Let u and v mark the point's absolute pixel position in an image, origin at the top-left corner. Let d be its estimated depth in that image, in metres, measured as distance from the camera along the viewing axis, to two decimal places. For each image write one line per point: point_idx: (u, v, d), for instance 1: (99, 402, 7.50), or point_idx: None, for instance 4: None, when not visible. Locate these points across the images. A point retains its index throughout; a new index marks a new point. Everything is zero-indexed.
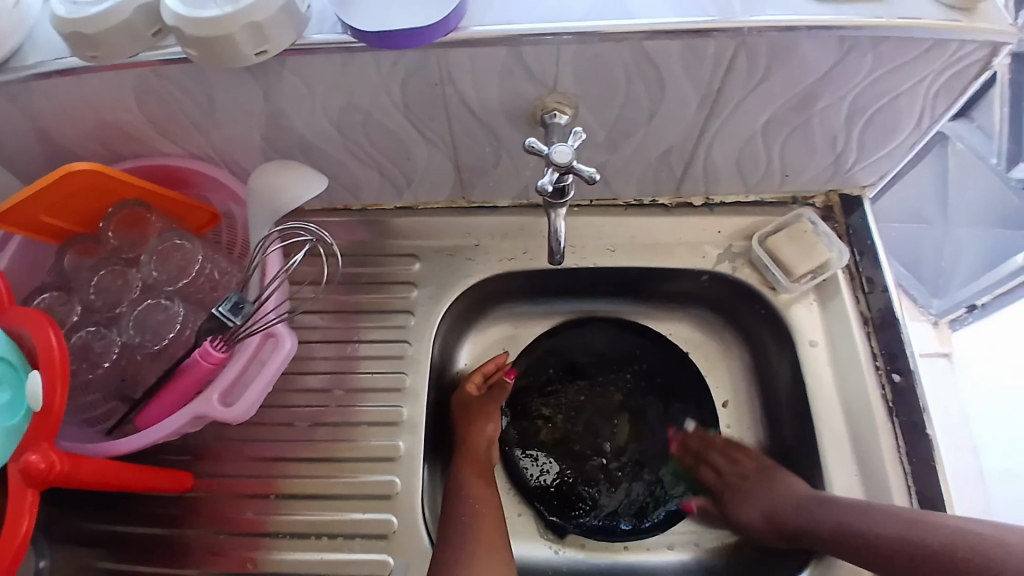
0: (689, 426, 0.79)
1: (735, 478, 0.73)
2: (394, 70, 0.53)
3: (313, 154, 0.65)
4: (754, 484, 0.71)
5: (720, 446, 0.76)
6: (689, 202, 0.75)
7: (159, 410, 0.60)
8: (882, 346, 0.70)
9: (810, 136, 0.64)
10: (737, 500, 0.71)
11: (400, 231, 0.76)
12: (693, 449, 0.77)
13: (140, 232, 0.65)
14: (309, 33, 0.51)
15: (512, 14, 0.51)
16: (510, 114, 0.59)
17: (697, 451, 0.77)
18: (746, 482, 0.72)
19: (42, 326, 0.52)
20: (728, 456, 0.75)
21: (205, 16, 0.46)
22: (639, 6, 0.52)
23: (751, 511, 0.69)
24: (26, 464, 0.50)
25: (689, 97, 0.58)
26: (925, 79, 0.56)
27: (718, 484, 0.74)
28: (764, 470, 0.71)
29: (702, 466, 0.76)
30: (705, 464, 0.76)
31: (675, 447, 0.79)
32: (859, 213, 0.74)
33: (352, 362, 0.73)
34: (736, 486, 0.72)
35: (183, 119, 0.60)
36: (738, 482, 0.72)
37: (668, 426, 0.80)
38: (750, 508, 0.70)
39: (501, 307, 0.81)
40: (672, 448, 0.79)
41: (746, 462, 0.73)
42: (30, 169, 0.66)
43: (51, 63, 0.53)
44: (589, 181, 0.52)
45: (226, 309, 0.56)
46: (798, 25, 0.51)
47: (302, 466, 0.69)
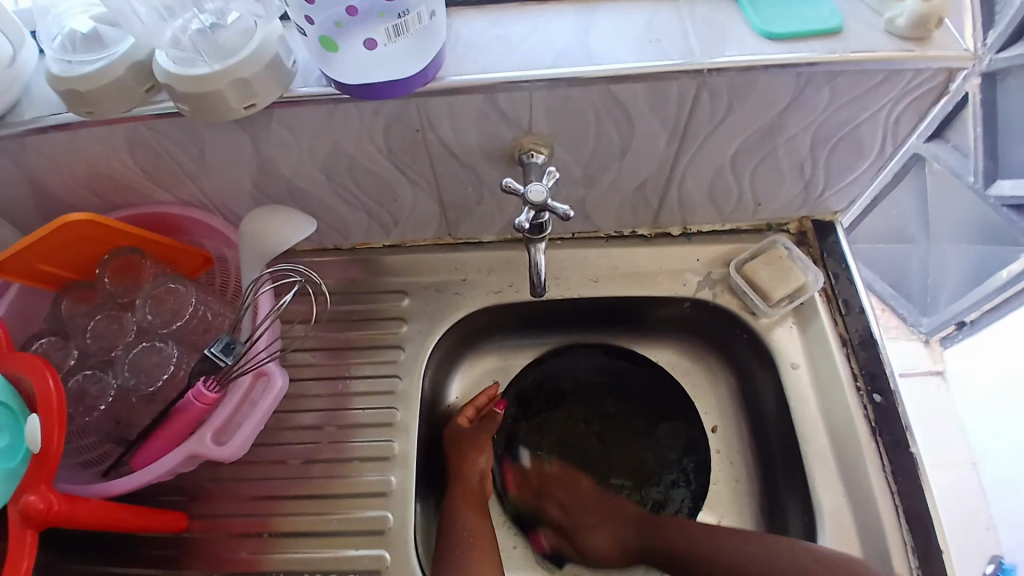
0: (524, 459, 0.81)
1: (578, 511, 0.77)
2: (377, 118, 0.56)
3: (302, 199, 0.67)
4: (592, 513, 0.77)
5: (557, 478, 0.80)
6: (668, 232, 0.78)
7: (153, 451, 0.61)
8: (860, 366, 0.71)
9: (778, 166, 0.67)
10: (586, 529, 0.75)
11: (388, 269, 0.78)
12: (532, 483, 0.80)
13: (133, 279, 0.67)
14: (295, 87, 0.54)
15: (486, 63, 0.54)
16: (489, 155, 0.62)
17: (539, 484, 0.80)
18: (587, 510, 0.77)
19: (39, 372, 0.53)
20: (565, 495, 0.79)
21: (196, 74, 0.49)
22: (605, 52, 0.55)
23: (602, 539, 0.75)
24: (26, 505, 0.51)
25: (658, 134, 0.61)
26: (883, 108, 0.59)
27: (563, 520, 0.77)
28: (598, 502, 0.78)
29: (545, 502, 0.79)
30: (548, 500, 0.79)
31: (513, 488, 0.80)
32: (833, 237, 0.77)
33: (344, 398, 0.74)
34: (577, 522, 0.76)
35: (174, 169, 0.62)
36: (580, 515, 0.77)
37: (505, 467, 0.81)
38: (600, 536, 0.75)
39: (490, 339, 0.83)
40: (510, 491, 0.80)
41: (584, 496, 0.78)
42: (26, 219, 0.68)
43: (46, 118, 0.56)
44: (563, 217, 0.55)
45: (218, 349, 0.60)
46: (755, 65, 0.54)
47: (297, 504, 0.70)
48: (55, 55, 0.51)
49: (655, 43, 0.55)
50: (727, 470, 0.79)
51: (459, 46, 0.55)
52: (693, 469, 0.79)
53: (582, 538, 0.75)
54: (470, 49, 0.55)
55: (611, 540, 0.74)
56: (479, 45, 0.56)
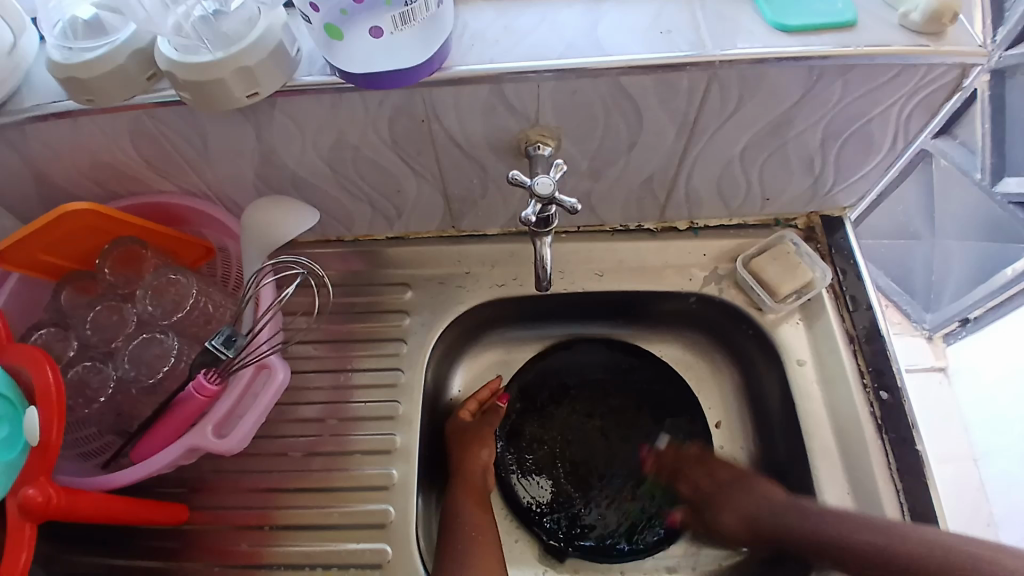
0: (661, 442, 0.79)
1: (713, 490, 0.73)
2: (381, 109, 0.55)
3: (305, 189, 0.66)
4: (729, 492, 0.71)
5: (694, 458, 0.76)
6: (674, 226, 0.77)
7: (153, 444, 0.60)
8: (867, 363, 0.71)
9: (788, 160, 0.66)
10: (716, 505, 0.71)
11: (392, 261, 0.77)
12: (669, 464, 0.77)
13: (135, 269, 0.67)
14: (299, 75, 0.53)
15: (494, 53, 0.53)
16: (495, 147, 0.61)
17: (674, 467, 0.76)
18: (727, 488, 0.71)
19: (39, 364, 0.53)
20: (702, 470, 0.74)
21: (198, 62, 0.48)
22: (614, 43, 0.54)
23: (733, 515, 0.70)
24: (24, 498, 0.51)
25: (666, 127, 0.60)
26: (896, 103, 0.58)
27: (697, 496, 0.73)
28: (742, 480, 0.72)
29: (680, 480, 0.76)
30: (682, 479, 0.75)
31: (648, 466, 0.79)
32: (840, 233, 0.76)
33: (346, 391, 0.73)
34: (715, 496, 0.72)
35: (176, 159, 0.62)
36: (716, 491, 0.72)
37: (641, 446, 0.80)
38: (731, 516, 0.70)
39: (493, 332, 0.83)
40: (647, 468, 0.79)
41: (723, 470, 0.73)
42: (27, 209, 0.67)
43: (46, 106, 0.55)
44: (570, 211, 0.54)
45: (218, 342, 0.59)
46: (767, 58, 0.53)
47: (298, 496, 0.69)
48: (55, 42, 0.51)
49: (665, 34, 0.54)
50: None
51: (466, 36, 0.54)
52: None
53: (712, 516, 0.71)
54: (477, 39, 0.54)
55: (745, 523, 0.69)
56: (486, 34, 0.55)
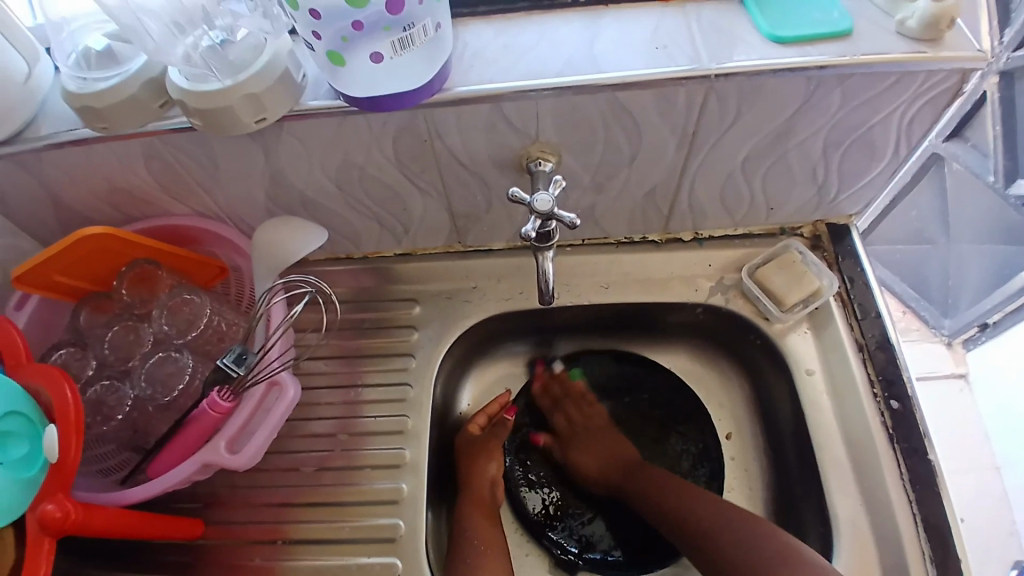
0: (556, 368, 0.84)
1: (581, 428, 0.82)
2: (385, 129, 0.57)
3: (313, 209, 0.68)
4: (597, 437, 0.81)
5: (578, 395, 0.84)
6: (679, 236, 0.77)
7: (167, 461, 0.62)
8: (877, 371, 0.70)
9: (790, 169, 0.66)
10: (581, 445, 0.81)
11: (401, 276, 0.78)
12: (555, 393, 0.84)
13: (149, 289, 0.68)
14: (306, 100, 0.54)
15: (494, 73, 0.55)
16: (497, 163, 0.62)
17: (557, 396, 0.84)
18: (593, 433, 0.82)
19: (57, 381, 0.55)
20: (578, 408, 0.84)
21: (207, 89, 0.50)
22: (611, 60, 0.55)
23: (590, 457, 0.80)
24: (43, 514, 0.52)
25: (666, 140, 0.60)
26: (896, 111, 0.59)
27: (566, 429, 0.82)
28: (605, 429, 0.83)
29: (556, 412, 0.84)
30: (558, 411, 0.84)
31: (536, 385, 0.85)
32: (847, 241, 0.76)
33: (356, 406, 0.74)
34: (577, 435, 0.82)
35: (188, 182, 0.63)
36: (582, 432, 0.82)
37: (537, 363, 0.85)
38: (591, 457, 0.80)
39: (500, 346, 0.83)
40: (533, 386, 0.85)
41: (596, 417, 0.83)
42: (45, 232, 0.69)
43: (63, 134, 0.57)
44: (570, 225, 0.55)
45: (231, 360, 0.60)
46: (764, 70, 0.53)
47: (308, 511, 0.70)
48: (70, 72, 0.53)
49: (662, 49, 0.55)
50: (743, 478, 0.78)
51: (467, 57, 0.56)
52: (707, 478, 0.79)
53: (570, 453, 0.80)
54: (477, 59, 0.56)
55: (599, 463, 0.79)
56: (486, 54, 0.56)
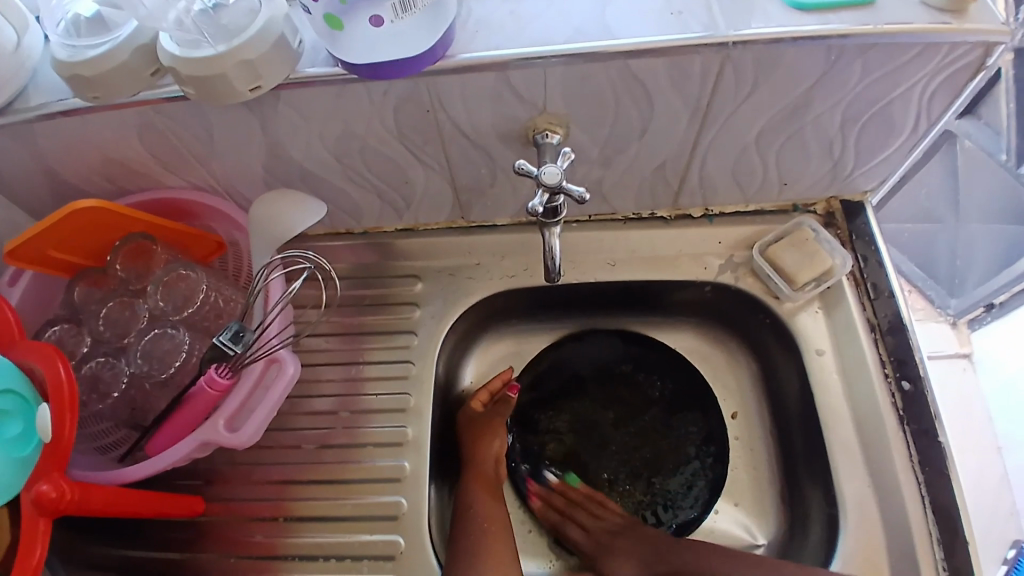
0: (551, 480, 0.78)
1: (604, 535, 0.73)
2: (385, 99, 0.54)
3: (313, 182, 0.66)
4: (625, 539, 0.73)
5: (584, 499, 0.76)
6: (688, 213, 0.75)
7: (167, 438, 0.61)
8: (888, 352, 0.69)
9: (805, 144, 0.64)
10: (614, 552, 0.72)
11: (403, 252, 0.77)
12: (556, 505, 0.76)
13: (145, 263, 0.66)
14: (302, 67, 0.52)
15: (499, 40, 0.52)
16: (502, 135, 0.60)
17: (561, 507, 0.76)
18: (619, 536, 0.74)
19: (51, 359, 0.53)
20: (591, 511, 0.75)
21: (199, 56, 0.48)
22: (622, 26, 0.52)
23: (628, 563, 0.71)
24: (38, 494, 0.52)
25: (679, 111, 0.58)
26: (918, 83, 0.56)
27: (586, 543, 0.73)
28: (628, 529, 0.74)
29: (568, 524, 0.74)
30: (569, 521, 0.74)
31: (536, 502, 0.77)
32: (861, 218, 0.73)
33: (358, 384, 0.73)
34: (606, 545, 0.73)
35: (183, 154, 0.61)
36: (607, 539, 0.73)
37: (530, 481, 0.78)
38: (628, 561, 0.71)
39: (503, 324, 0.82)
40: (533, 505, 0.77)
41: (612, 518, 0.75)
42: (38, 205, 0.67)
43: (53, 104, 0.55)
44: (579, 201, 0.53)
45: (226, 338, 0.59)
46: (783, 38, 0.51)
47: (312, 489, 0.70)
48: (59, 40, 0.50)
49: (676, 15, 0.53)
50: (748, 457, 0.77)
51: (471, 22, 0.53)
52: (713, 458, 0.77)
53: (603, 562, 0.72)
54: (482, 25, 0.53)
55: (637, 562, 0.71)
56: (491, 19, 0.53)
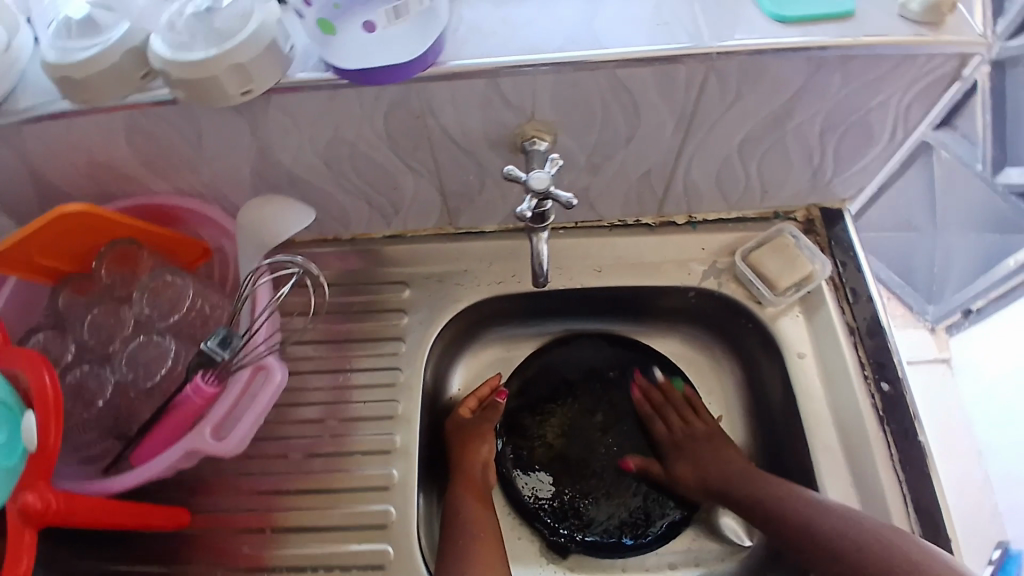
0: (658, 377, 0.82)
1: (686, 438, 0.78)
2: (376, 105, 0.55)
3: (302, 188, 0.66)
4: (701, 446, 0.77)
5: (681, 401, 0.80)
6: (673, 220, 0.76)
7: (153, 446, 0.60)
8: (869, 355, 0.70)
9: (787, 152, 0.65)
10: (687, 456, 0.77)
11: (391, 259, 0.77)
12: (654, 400, 0.81)
13: (131, 269, 0.66)
14: (293, 72, 0.52)
15: (489, 47, 0.53)
16: (492, 142, 0.60)
17: (658, 404, 0.81)
18: (697, 443, 0.77)
19: (37, 366, 0.52)
20: (681, 415, 0.79)
21: (190, 59, 0.48)
22: (610, 35, 0.54)
23: (692, 470, 0.76)
24: (23, 504, 0.51)
25: (665, 119, 0.59)
26: (895, 93, 0.58)
27: (667, 439, 0.79)
28: (712, 436, 0.78)
29: (657, 419, 0.81)
30: (659, 417, 0.80)
31: (637, 392, 0.82)
32: (841, 225, 0.75)
33: (345, 391, 0.73)
34: (683, 445, 0.77)
35: (171, 158, 0.61)
36: (688, 441, 0.78)
37: (638, 372, 0.83)
38: (691, 468, 0.76)
39: (491, 330, 0.82)
40: (634, 394, 0.83)
41: (704, 424, 0.79)
42: (21, 210, 0.66)
43: (41, 106, 0.54)
44: (567, 205, 0.54)
45: (214, 344, 0.58)
46: (766, 49, 0.52)
47: (299, 498, 0.69)
48: (49, 41, 0.50)
49: (663, 26, 0.54)
50: None
51: (462, 30, 0.54)
52: None
53: (673, 464, 0.77)
54: (472, 33, 0.54)
55: (699, 471, 0.75)
56: (480, 27, 0.54)
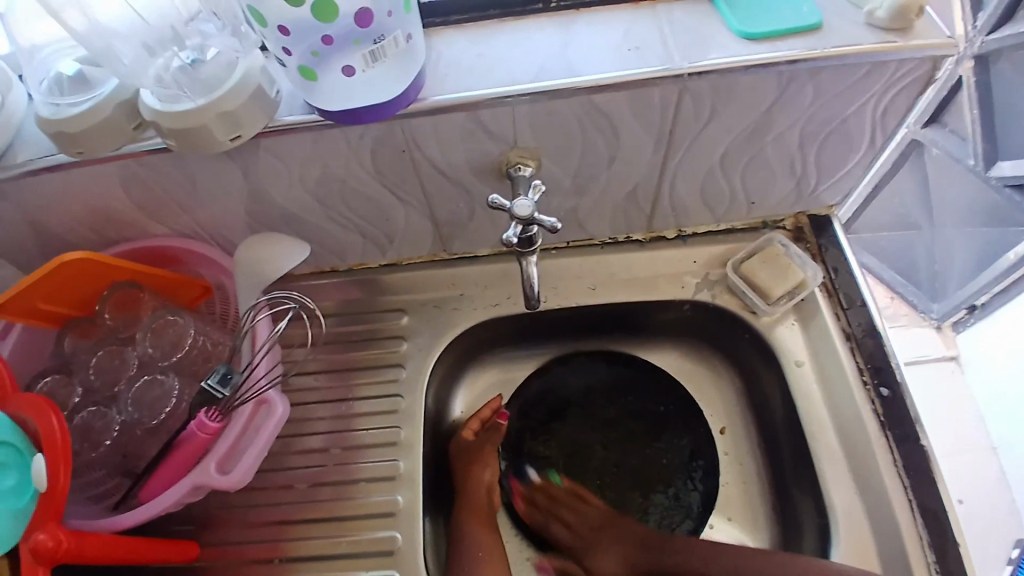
0: (534, 477, 0.80)
1: (589, 531, 0.75)
2: (362, 142, 0.56)
3: (296, 224, 0.68)
4: (604, 537, 0.75)
5: (567, 497, 0.77)
6: (663, 235, 0.77)
7: (159, 483, 0.61)
8: (866, 360, 0.70)
9: (769, 163, 0.66)
10: (596, 548, 0.74)
11: (388, 288, 0.78)
12: (540, 502, 0.78)
13: (134, 313, 0.68)
14: (281, 116, 0.54)
15: (468, 81, 0.55)
16: (477, 171, 0.62)
17: (548, 505, 0.78)
18: (602, 532, 0.75)
19: (44, 410, 0.54)
20: (573, 509, 0.76)
21: (180, 110, 0.50)
22: (583, 63, 0.55)
23: (613, 560, 0.74)
24: (35, 543, 0.52)
25: (644, 140, 0.60)
26: (869, 100, 0.59)
27: (569, 541, 0.75)
28: (612, 523, 0.76)
29: (551, 522, 0.76)
30: (555, 519, 0.76)
31: (518, 500, 0.79)
32: (830, 232, 0.76)
33: (349, 420, 0.74)
34: (588, 539, 0.75)
35: (168, 203, 0.63)
36: (591, 535, 0.75)
37: (513, 481, 0.80)
38: (611, 555, 0.74)
39: (492, 353, 0.83)
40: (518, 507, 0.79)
41: (597, 516, 0.76)
42: (26, 259, 0.68)
43: (40, 160, 0.56)
44: (552, 229, 0.55)
45: (214, 381, 0.60)
46: (735, 67, 0.54)
47: (308, 528, 0.70)
48: (43, 98, 0.52)
49: (634, 51, 0.55)
50: (738, 472, 0.78)
51: (440, 66, 0.56)
52: (702, 472, 0.78)
53: (591, 559, 0.75)
54: (451, 69, 0.55)
55: (620, 557, 0.73)
56: (459, 63, 0.56)
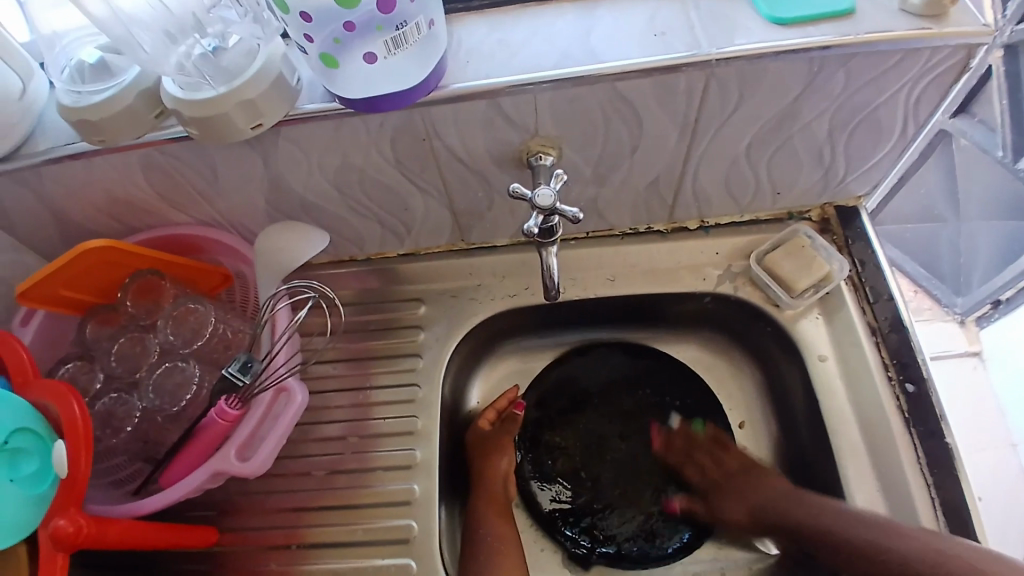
0: (674, 422, 0.79)
1: (722, 478, 0.74)
2: (382, 130, 0.56)
3: (315, 212, 0.68)
4: (738, 484, 0.73)
5: (706, 443, 0.77)
6: (684, 225, 0.76)
7: (180, 469, 0.62)
8: (892, 355, 0.69)
9: (795, 153, 0.65)
10: (727, 495, 0.73)
11: (406, 277, 0.78)
12: (678, 448, 0.78)
13: (155, 300, 0.68)
14: (301, 104, 0.54)
15: (489, 68, 0.54)
16: (497, 160, 0.61)
17: (683, 449, 0.78)
18: (735, 478, 0.74)
19: (63, 396, 0.54)
20: (713, 456, 0.76)
21: (202, 98, 0.50)
22: (607, 50, 0.54)
23: (739, 509, 0.72)
24: (55, 529, 0.53)
25: (668, 128, 0.59)
26: (902, 88, 0.57)
27: (702, 483, 0.75)
28: (749, 468, 0.73)
29: (688, 464, 0.77)
30: (691, 463, 0.76)
31: (658, 444, 0.79)
32: (856, 223, 0.74)
33: (366, 408, 0.74)
34: (724, 484, 0.74)
35: (188, 191, 0.63)
36: (726, 480, 0.74)
37: (653, 423, 0.81)
38: (737, 505, 0.72)
39: (509, 342, 0.83)
40: (654, 446, 0.79)
41: (740, 459, 0.75)
42: (48, 246, 0.69)
43: (61, 149, 0.57)
44: (573, 219, 0.55)
45: (236, 369, 0.60)
46: (765, 53, 0.52)
47: (325, 515, 0.70)
48: (63, 86, 0.52)
49: (659, 37, 0.54)
50: None
51: (462, 52, 0.55)
52: None
53: (718, 502, 0.73)
54: (473, 56, 0.55)
55: (746, 508, 0.71)
56: (481, 50, 0.55)
